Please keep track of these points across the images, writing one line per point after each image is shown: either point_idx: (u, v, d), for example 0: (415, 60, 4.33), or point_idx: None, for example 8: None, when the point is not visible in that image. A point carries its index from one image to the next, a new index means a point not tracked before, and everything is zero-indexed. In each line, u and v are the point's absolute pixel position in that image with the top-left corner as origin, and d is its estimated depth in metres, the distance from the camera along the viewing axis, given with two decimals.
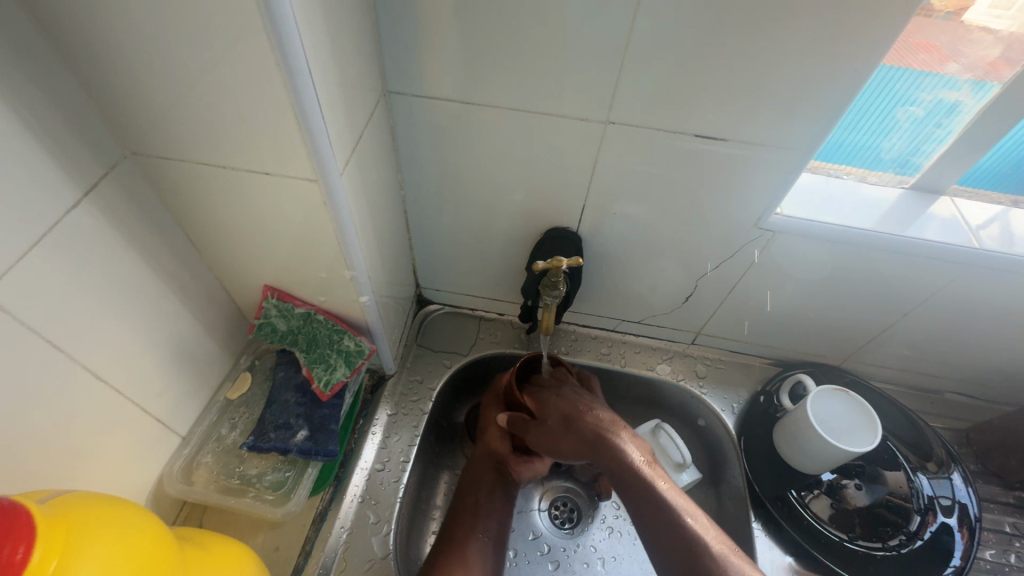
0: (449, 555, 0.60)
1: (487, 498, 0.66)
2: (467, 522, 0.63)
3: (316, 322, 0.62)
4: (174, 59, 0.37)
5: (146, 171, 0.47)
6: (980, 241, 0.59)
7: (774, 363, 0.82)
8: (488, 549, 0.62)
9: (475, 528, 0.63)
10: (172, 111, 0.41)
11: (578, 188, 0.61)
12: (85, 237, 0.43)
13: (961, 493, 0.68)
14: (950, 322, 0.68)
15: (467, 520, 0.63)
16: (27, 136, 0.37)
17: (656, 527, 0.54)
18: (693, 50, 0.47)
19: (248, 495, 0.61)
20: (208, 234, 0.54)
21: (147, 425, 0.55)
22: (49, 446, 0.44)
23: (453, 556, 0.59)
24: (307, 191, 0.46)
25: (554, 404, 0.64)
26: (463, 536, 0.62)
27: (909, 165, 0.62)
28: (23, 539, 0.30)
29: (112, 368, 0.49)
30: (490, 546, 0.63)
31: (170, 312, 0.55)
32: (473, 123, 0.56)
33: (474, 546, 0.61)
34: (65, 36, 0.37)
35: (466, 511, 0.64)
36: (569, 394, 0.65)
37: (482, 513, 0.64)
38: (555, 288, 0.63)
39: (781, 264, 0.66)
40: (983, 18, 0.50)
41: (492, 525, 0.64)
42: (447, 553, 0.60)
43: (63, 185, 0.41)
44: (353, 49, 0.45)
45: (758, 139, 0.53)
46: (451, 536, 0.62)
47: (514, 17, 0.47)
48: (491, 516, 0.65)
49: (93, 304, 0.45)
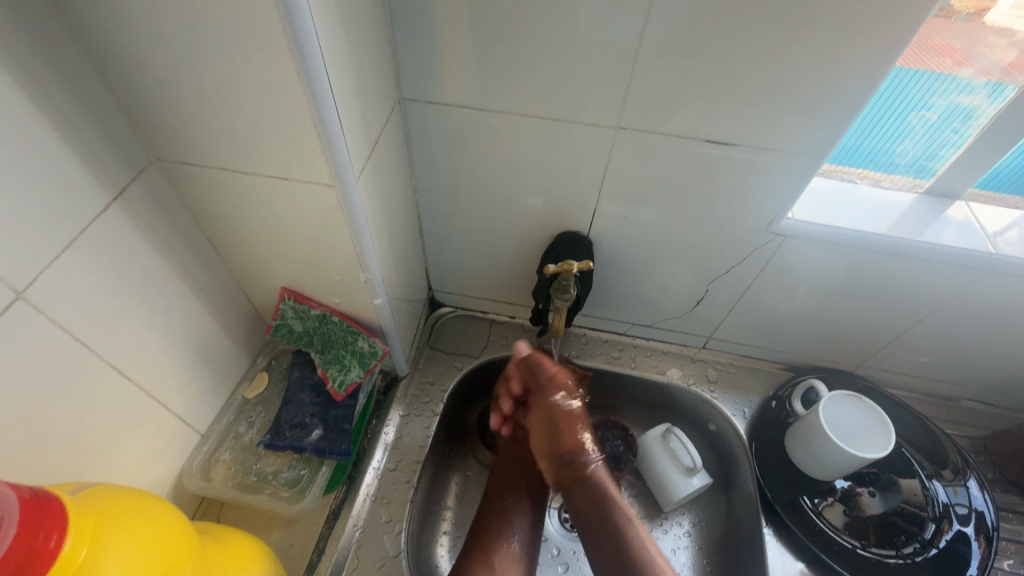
0: (474, 566, 0.60)
1: (513, 501, 0.67)
2: (499, 531, 0.64)
3: (331, 324, 0.63)
4: (199, 68, 0.39)
5: (171, 176, 0.49)
6: (996, 246, 0.58)
7: (785, 368, 0.82)
8: (515, 557, 0.62)
9: (504, 536, 0.64)
10: (197, 119, 0.43)
11: (589, 193, 0.62)
12: (113, 238, 0.45)
13: (978, 502, 0.67)
14: (966, 328, 0.67)
15: (497, 528, 0.64)
16: (60, 143, 0.39)
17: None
18: (704, 56, 0.48)
19: (264, 492, 0.62)
20: (229, 237, 0.55)
21: (168, 423, 0.56)
22: (76, 441, 0.46)
23: (483, 568, 0.59)
24: (325, 197, 0.47)
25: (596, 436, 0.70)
26: (496, 538, 0.63)
27: (924, 169, 0.62)
28: (57, 527, 0.32)
29: (137, 365, 0.50)
30: (521, 555, 0.63)
31: (191, 312, 0.56)
32: (486, 128, 0.57)
33: (504, 552, 0.62)
34: (96, 47, 0.39)
35: (496, 515, 0.65)
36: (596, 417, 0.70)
37: (510, 520, 0.65)
38: (564, 292, 0.64)
39: (793, 269, 0.65)
40: (1005, 19, 0.49)
41: (523, 528, 0.65)
42: (470, 558, 0.61)
43: (93, 191, 0.42)
44: (369, 57, 0.47)
45: (769, 144, 0.53)
46: (480, 541, 0.63)
47: (526, 25, 0.48)
48: (520, 521, 0.65)
49: (120, 303, 0.47)
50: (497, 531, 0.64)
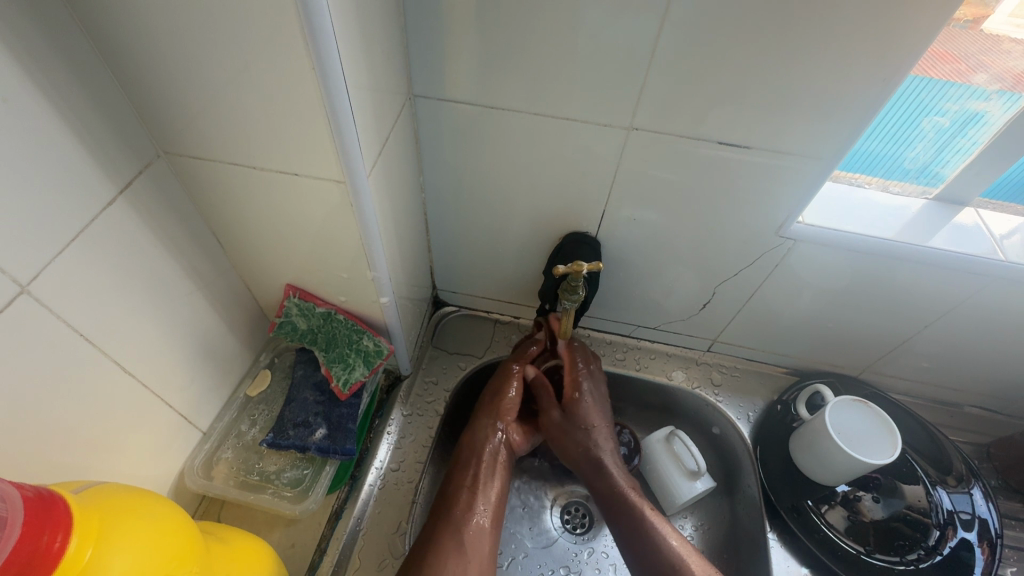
0: (444, 540, 0.58)
1: (485, 472, 0.64)
2: (466, 504, 0.61)
3: (336, 322, 0.63)
4: (210, 60, 0.38)
5: (177, 170, 0.48)
6: (1005, 252, 0.58)
7: (790, 372, 0.82)
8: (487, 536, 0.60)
9: (473, 509, 0.61)
10: (206, 112, 0.42)
11: (598, 194, 0.62)
12: (119, 232, 0.44)
13: (982, 509, 0.67)
14: (973, 335, 0.67)
15: (466, 501, 0.61)
16: (67, 134, 0.38)
17: (625, 526, 0.61)
18: (721, 56, 0.47)
19: (267, 491, 0.61)
20: (234, 232, 0.54)
21: (170, 421, 0.55)
22: (76, 440, 0.45)
23: (450, 541, 0.58)
24: (334, 193, 0.47)
25: (580, 431, 0.68)
26: (461, 518, 0.60)
27: (932, 176, 0.61)
28: (61, 528, 0.31)
29: (140, 362, 0.50)
30: (488, 529, 0.60)
31: (194, 309, 0.55)
32: (497, 126, 0.57)
33: (473, 529, 0.59)
34: (102, 35, 0.38)
35: (465, 488, 0.63)
36: (586, 414, 0.68)
37: (481, 493, 0.62)
38: (573, 293, 0.63)
39: (800, 273, 0.65)
40: (1004, 27, 0.49)
41: (491, 502, 0.62)
42: (445, 540, 0.58)
43: (99, 185, 0.42)
44: (382, 52, 0.46)
45: (783, 146, 0.53)
46: (450, 516, 0.60)
47: (538, 23, 0.47)
48: (489, 494, 0.63)
49: (125, 299, 0.46)
50: (464, 514, 0.60)
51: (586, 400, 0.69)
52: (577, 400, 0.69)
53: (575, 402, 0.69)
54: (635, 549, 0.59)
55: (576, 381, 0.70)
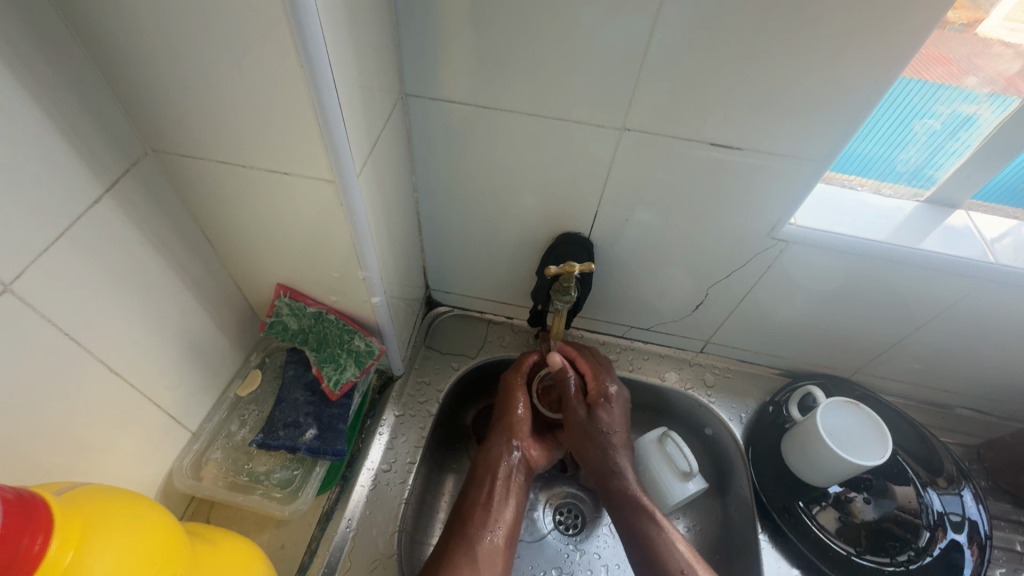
0: (457, 558, 0.58)
1: (500, 488, 0.64)
2: (480, 521, 0.61)
3: (327, 322, 0.62)
4: (197, 57, 0.38)
5: (166, 168, 0.48)
6: (995, 255, 0.59)
7: (783, 373, 0.82)
8: (501, 554, 0.60)
9: (488, 526, 0.61)
10: (194, 109, 0.42)
11: (591, 195, 0.61)
12: (106, 231, 0.44)
13: (972, 511, 0.67)
14: (964, 337, 0.67)
15: (480, 518, 0.61)
16: (51, 131, 0.38)
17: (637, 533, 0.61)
18: (713, 57, 0.47)
19: (256, 492, 0.61)
20: (223, 231, 0.54)
21: (158, 420, 0.55)
22: (61, 441, 0.44)
23: (465, 560, 0.58)
24: (324, 192, 0.46)
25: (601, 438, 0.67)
26: (475, 536, 0.60)
27: (924, 178, 0.61)
28: (42, 530, 0.31)
29: (127, 362, 0.49)
30: (502, 546, 0.60)
31: (183, 308, 0.55)
32: (490, 126, 0.57)
33: (487, 546, 0.59)
34: (88, 31, 0.38)
35: (479, 506, 0.62)
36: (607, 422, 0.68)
37: (495, 510, 0.62)
38: (565, 293, 0.63)
39: (792, 275, 0.65)
40: (998, 31, 0.50)
41: (506, 520, 0.62)
42: (458, 557, 0.58)
43: (85, 183, 0.41)
44: (373, 50, 0.46)
45: (775, 148, 0.53)
46: (464, 533, 0.60)
47: (530, 23, 0.47)
48: (504, 512, 0.63)
49: (111, 298, 0.46)
50: (477, 531, 0.60)
51: (609, 406, 0.69)
52: (598, 406, 0.68)
53: (597, 408, 0.68)
54: (645, 556, 0.59)
55: (600, 387, 0.69)
